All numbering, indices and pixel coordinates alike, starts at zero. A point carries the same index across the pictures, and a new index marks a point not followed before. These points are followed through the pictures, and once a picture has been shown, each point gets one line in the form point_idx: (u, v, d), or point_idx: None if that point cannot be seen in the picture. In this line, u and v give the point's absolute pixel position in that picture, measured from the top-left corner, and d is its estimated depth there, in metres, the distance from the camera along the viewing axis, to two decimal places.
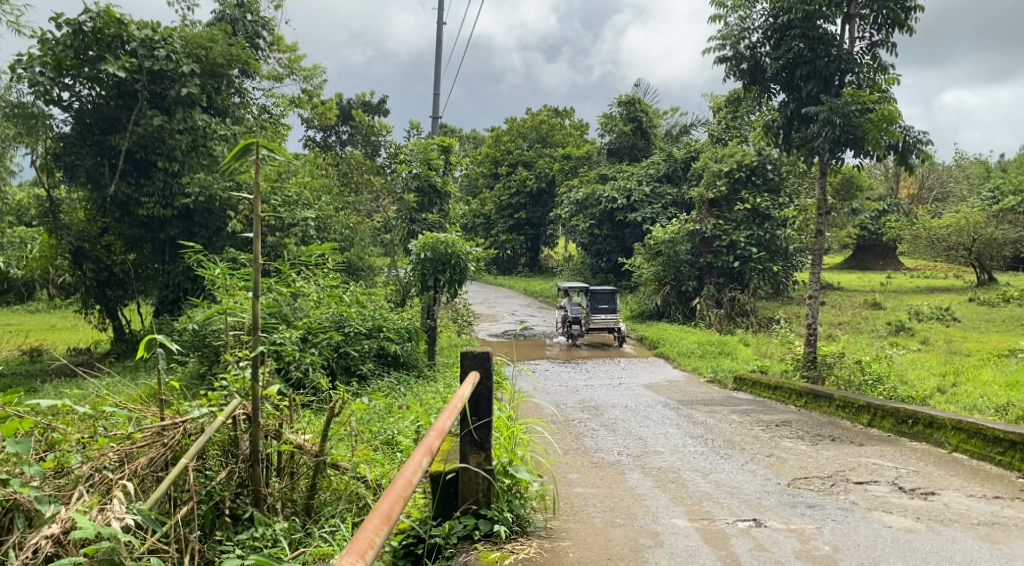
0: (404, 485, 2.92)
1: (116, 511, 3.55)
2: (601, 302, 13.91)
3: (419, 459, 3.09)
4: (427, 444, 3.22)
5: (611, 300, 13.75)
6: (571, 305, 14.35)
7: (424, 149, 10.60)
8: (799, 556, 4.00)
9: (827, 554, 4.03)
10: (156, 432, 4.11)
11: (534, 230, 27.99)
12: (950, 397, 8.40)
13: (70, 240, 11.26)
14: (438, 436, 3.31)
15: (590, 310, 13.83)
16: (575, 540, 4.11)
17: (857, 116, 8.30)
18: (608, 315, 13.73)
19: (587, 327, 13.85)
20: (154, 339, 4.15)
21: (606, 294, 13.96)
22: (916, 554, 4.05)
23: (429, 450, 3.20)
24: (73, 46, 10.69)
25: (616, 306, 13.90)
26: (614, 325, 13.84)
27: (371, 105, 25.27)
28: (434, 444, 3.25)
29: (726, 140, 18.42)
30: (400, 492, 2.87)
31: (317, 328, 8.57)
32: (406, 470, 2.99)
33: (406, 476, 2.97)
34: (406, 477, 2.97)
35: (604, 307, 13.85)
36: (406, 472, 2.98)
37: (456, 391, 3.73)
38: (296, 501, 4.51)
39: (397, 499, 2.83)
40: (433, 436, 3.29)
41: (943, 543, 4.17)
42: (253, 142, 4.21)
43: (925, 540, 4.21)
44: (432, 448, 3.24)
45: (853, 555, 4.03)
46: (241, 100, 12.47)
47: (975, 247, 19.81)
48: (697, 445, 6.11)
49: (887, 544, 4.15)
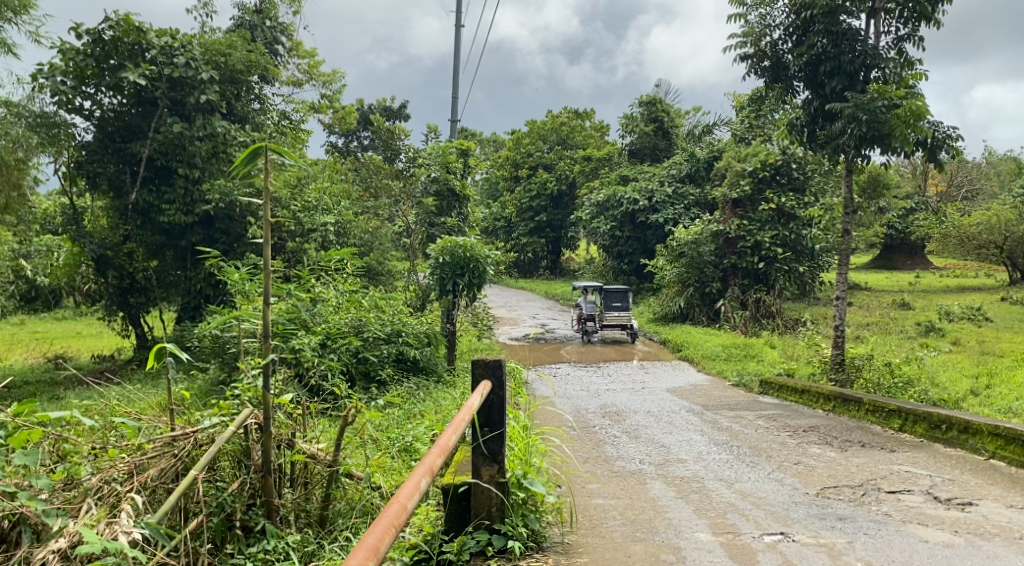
0: (398, 512, 2.78)
1: (123, 525, 3.46)
2: (613, 300, 14.04)
3: (417, 480, 2.96)
4: (428, 464, 3.08)
5: (624, 299, 13.86)
6: (583, 303, 14.46)
7: (443, 152, 10.50)
8: None
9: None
10: (167, 442, 4.04)
11: (555, 232, 27.95)
12: (984, 400, 8.14)
13: (92, 247, 11.30)
14: (439, 453, 3.17)
15: (602, 309, 13.97)
16: (593, 555, 3.97)
17: (884, 112, 8.09)
18: (621, 313, 13.85)
19: (600, 325, 13.93)
20: (164, 348, 4.11)
21: (619, 292, 14.09)
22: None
23: (429, 470, 3.06)
24: (94, 55, 10.77)
25: (629, 304, 14.04)
26: (627, 321, 13.92)
27: (392, 110, 25.30)
28: (436, 464, 3.11)
29: (750, 139, 18.14)
30: (392, 520, 2.73)
31: (336, 334, 8.53)
32: (401, 493, 2.86)
33: (400, 501, 2.83)
34: (400, 502, 2.83)
35: (617, 305, 13.99)
36: (400, 496, 2.84)
37: (465, 402, 3.59)
38: (310, 511, 4.42)
39: (387, 529, 2.69)
40: (435, 454, 3.15)
41: (984, 560, 3.97)
42: (262, 145, 4.18)
43: (964, 557, 4.02)
44: (433, 468, 3.10)
45: None
46: (261, 106, 12.42)
47: (1006, 245, 19.38)
48: (722, 452, 5.94)
49: (924, 562, 3.96)
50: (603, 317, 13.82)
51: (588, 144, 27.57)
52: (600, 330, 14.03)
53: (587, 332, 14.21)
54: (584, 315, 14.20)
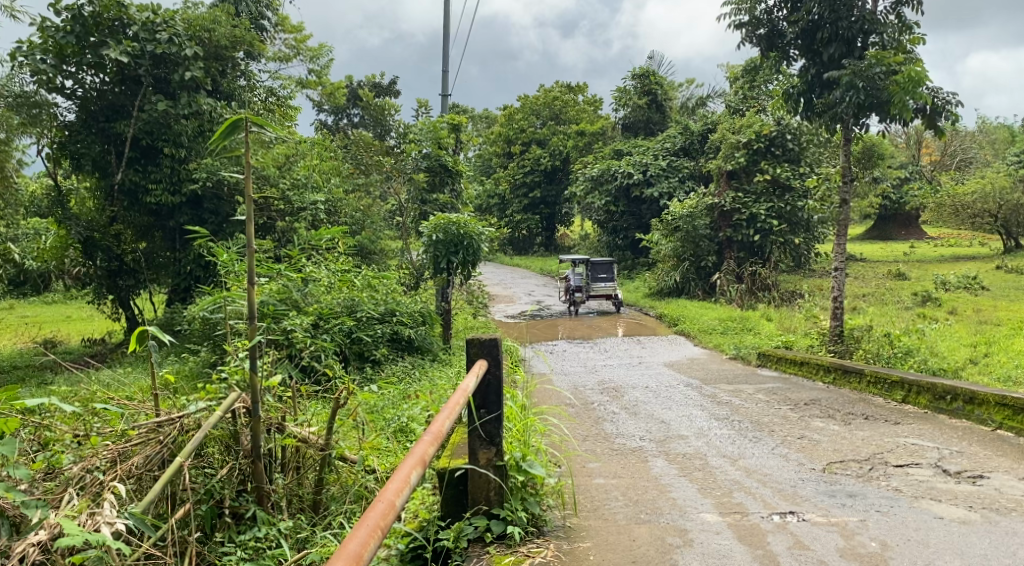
0: (384, 511, 2.60)
1: (105, 515, 3.32)
2: (600, 271, 14.43)
3: (405, 473, 2.79)
4: (419, 454, 2.92)
5: (610, 270, 14.27)
6: (570, 275, 14.72)
7: (433, 127, 10.28)
8: (842, 555, 3.72)
9: (874, 551, 3.74)
10: (151, 428, 3.91)
11: (549, 209, 27.75)
12: (983, 369, 8.07)
13: (78, 229, 11.11)
14: (431, 441, 3.01)
15: (590, 281, 14.32)
16: (595, 540, 3.85)
17: (882, 79, 7.92)
18: (608, 284, 14.26)
19: (588, 296, 14.26)
20: (146, 331, 3.95)
21: (605, 264, 14.45)
22: (974, 550, 3.75)
23: (420, 461, 2.89)
24: (74, 32, 10.48)
25: (615, 276, 14.43)
26: (613, 292, 14.34)
27: (381, 86, 24.98)
28: (428, 454, 2.95)
29: (744, 111, 17.93)
30: (377, 522, 2.56)
31: (329, 314, 8.37)
32: (388, 491, 2.68)
33: (387, 499, 2.65)
34: (387, 501, 2.65)
35: (604, 277, 14.41)
36: (386, 493, 2.66)
37: (460, 384, 3.46)
38: (303, 497, 4.29)
39: (371, 532, 2.51)
40: (426, 442, 2.99)
41: (1002, 537, 3.86)
42: (241, 117, 3.99)
43: (983, 534, 3.90)
44: (425, 458, 2.94)
45: (904, 553, 3.73)
46: (247, 83, 12.11)
47: (1001, 213, 19.26)
48: (723, 428, 5.82)
49: (940, 540, 3.85)
50: (591, 289, 14.17)
51: (581, 119, 27.21)
52: (587, 301, 14.32)
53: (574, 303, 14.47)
54: (571, 286, 14.46)
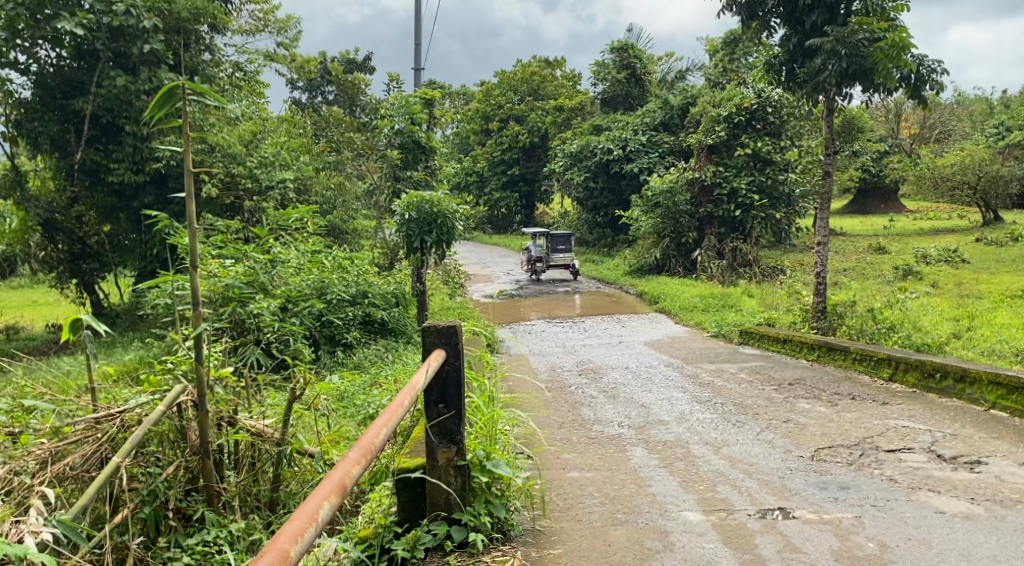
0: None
1: (31, 524, 3.00)
2: (559, 243, 15.14)
3: (312, 510, 2.43)
4: (338, 479, 2.57)
5: (568, 241, 15.00)
6: (531, 246, 15.63)
7: (406, 102, 9.85)
8: (837, 559, 3.48)
9: (873, 554, 3.51)
10: (90, 425, 3.57)
11: (528, 186, 27.37)
12: (968, 343, 7.88)
13: (38, 212, 10.55)
14: (356, 461, 2.66)
15: (549, 252, 15.04)
16: (566, 546, 3.61)
17: (866, 46, 7.61)
18: (566, 254, 14.99)
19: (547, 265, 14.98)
20: (80, 320, 3.59)
21: (564, 236, 15.13)
22: (982, 551, 3.52)
23: (338, 487, 2.54)
24: (25, 4, 9.71)
25: (572, 246, 15.13)
26: (570, 262, 15.04)
27: (356, 61, 24.41)
28: (349, 477, 2.59)
29: (724, 83, 17.60)
30: None
31: (298, 297, 7.94)
32: (283, 536, 2.32)
33: (279, 548, 2.28)
34: (278, 550, 2.28)
35: (562, 247, 15.29)
36: (279, 541, 2.29)
37: (409, 382, 3.16)
38: (258, 494, 4.02)
39: None
40: (350, 462, 2.64)
41: (1011, 535, 3.64)
42: (178, 85, 3.58)
43: (989, 532, 3.68)
44: (345, 483, 2.58)
45: (904, 554, 3.51)
46: (212, 58, 11.61)
47: (980, 185, 19.08)
48: (706, 412, 5.58)
49: (943, 539, 3.62)
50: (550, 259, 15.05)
51: (559, 94, 26.79)
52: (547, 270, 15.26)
53: (535, 272, 15.48)
54: (532, 257, 15.41)
